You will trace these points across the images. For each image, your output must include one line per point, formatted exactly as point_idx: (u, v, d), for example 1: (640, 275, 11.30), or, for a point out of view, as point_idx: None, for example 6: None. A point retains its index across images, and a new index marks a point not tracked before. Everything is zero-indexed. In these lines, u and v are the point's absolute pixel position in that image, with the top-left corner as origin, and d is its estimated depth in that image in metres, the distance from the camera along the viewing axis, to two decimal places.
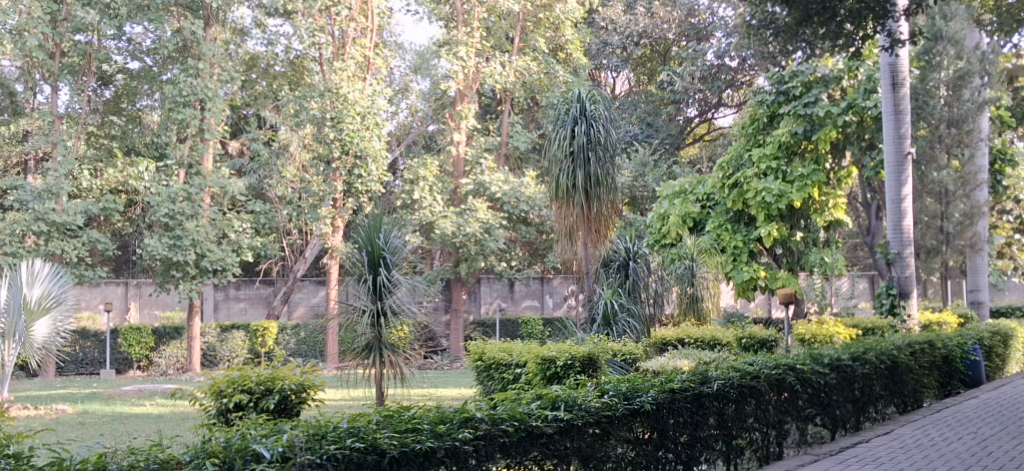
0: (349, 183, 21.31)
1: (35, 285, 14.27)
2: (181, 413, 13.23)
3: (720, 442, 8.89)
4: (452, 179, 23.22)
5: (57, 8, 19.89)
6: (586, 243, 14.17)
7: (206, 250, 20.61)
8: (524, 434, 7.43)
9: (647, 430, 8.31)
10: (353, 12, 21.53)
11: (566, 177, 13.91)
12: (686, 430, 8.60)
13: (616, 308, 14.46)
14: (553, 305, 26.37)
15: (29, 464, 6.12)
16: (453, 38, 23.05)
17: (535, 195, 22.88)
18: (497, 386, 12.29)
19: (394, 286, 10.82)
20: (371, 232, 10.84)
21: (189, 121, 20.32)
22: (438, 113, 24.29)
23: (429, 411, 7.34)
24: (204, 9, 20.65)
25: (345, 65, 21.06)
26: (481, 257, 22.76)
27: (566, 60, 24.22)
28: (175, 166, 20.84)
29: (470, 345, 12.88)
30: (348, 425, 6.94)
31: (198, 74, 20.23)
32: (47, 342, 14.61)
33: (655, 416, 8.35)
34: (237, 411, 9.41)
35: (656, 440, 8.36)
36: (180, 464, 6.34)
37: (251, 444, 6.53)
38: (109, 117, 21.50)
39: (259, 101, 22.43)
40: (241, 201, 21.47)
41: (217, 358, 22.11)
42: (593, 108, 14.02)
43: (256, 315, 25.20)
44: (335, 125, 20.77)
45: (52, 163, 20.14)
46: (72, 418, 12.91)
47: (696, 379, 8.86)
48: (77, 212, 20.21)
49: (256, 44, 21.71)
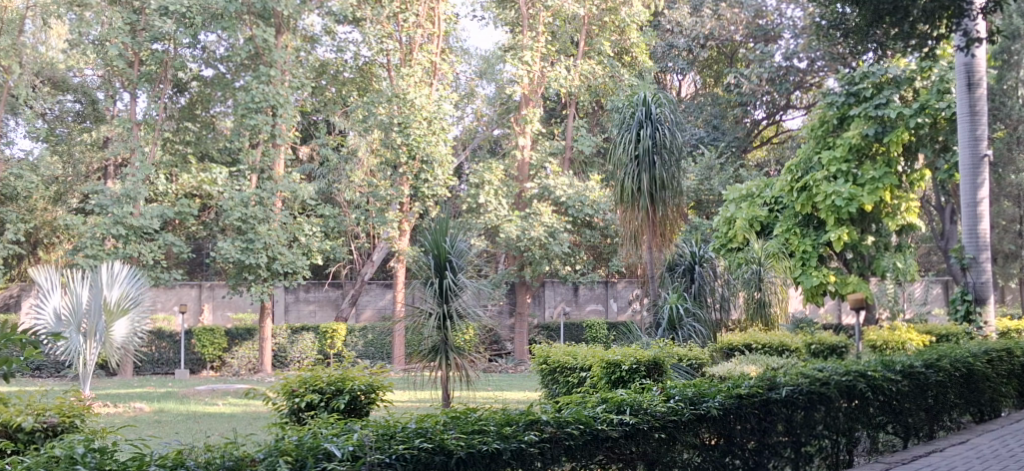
0: (416, 188, 21.49)
1: (114, 286, 14.65)
2: (254, 412, 13.52)
3: (788, 449, 8.87)
4: (517, 183, 23.40)
5: (137, 19, 20.50)
6: (651, 247, 14.17)
7: (277, 253, 21.02)
8: (589, 437, 7.49)
9: (714, 436, 8.33)
10: (421, 18, 21.74)
11: (631, 180, 13.93)
12: (753, 437, 8.61)
13: (681, 313, 14.49)
14: (617, 309, 26.46)
15: (112, 459, 6.31)
16: (518, 43, 23.24)
17: (599, 199, 22.95)
18: (562, 389, 12.37)
19: (460, 289, 10.96)
20: (437, 236, 11.02)
21: (261, 127, 20.71)
22: (503, 117, 24.34)
23: (495, 413, 7.45)
24: (276, 18, 21.07)
25: (411, 71, 21.25)
26: (546, 260, 22.84)
27: (631, 63, 24.25)
28: (248, 171, 21.40)
29: (535, 348, 12.94)
30: (416, 425, 7.08)
31: (270, 80, 20.69)
32: (126, 341, 15.04)
33: (721, 421, 8.37)
34: (308, 410, 9.61)
35: (722, 446, 8.38)
36: (254, 462, 6.49)
37: (323, 443, 6.68)
38: (184, 124, 22.20)
39: (329, 107, 22.88)
40: (312, 205, 21.85)
41: (288, 359, 22.55)
42: (659, 112, 14.05)
43: (325, 317, 25.61)
44: (403, 130, 20.97)
45: (131, 168, 20.68)
46: (149, 416, 13.26)
47: (765, 385, 8.86)
48: (154, 216, 20.69)
49: (326, 51, 22.08)
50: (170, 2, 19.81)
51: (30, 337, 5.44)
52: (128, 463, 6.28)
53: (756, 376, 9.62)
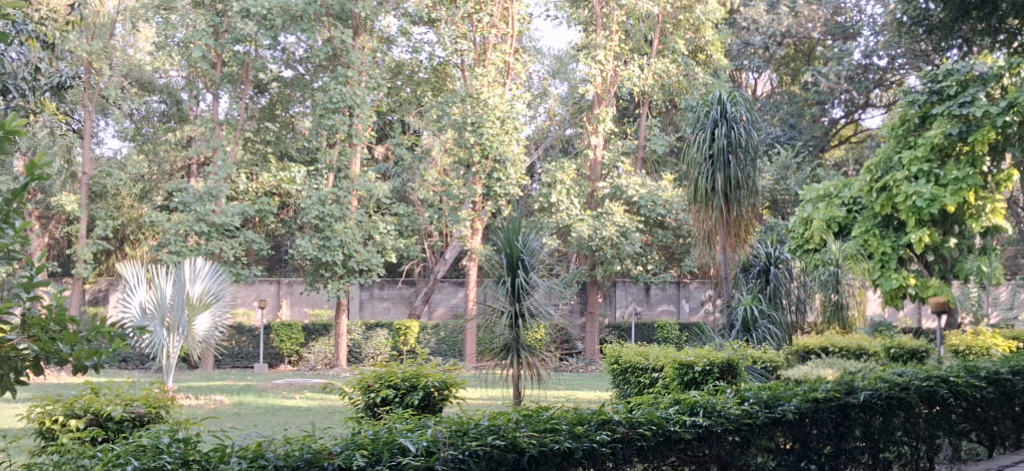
0: (489, 187, 21.55)
1: (197, 281, 15.10)
2: (330, 407, 13.78)
3: (865, 455, 8.79)
4: (590, 182, 23.47)
5: (219, 20, 21.00)
6: (725, 248, 14.11)
7: (353, 251, 21.41)
8: (662, 439, 7.50)
9: (789, 440, 8.30)
10: (494, 18, 21.73)
11: (705, 180, 13.85)
12: (830, 442, 8.56)
13: (756, 315, 14.37)
14: (689, 310, 26.49)
15: (195, 449, 6.24)
16: (592, 42, 23.27)
17: (672, 199, 22.77)
18: (633, 389, 12.40)
19: (532, 288, 11.02)
20: (510, 235, 11.12)
21: (339, 127, 21.08)
22: (575, 117, 24.31)
23: (568, 413, 7.51)
24: (353, 19, 21.41)
25: (485, 71, 21.31)
26: (617, 260, 22.87)
27: (705, 61, 24.08)
28: (325, 170, 21.78)
29: (606, 348, 13.00)
30: (489, 423, 7.12)
31: (348, 81, 21.08)
32: (207, 335, 15.47)
33: (797, 426, 8.34)
34: (384, 406, 9.80)
35: (798, 450, 8.35)
36: (332, 455, 6.44)
37: (397, 438, 6.71)
38: (264, 124, 22.80)
39: (404, 107, 23.21)
40: (386, 204, 22.20)
41: (362, 356, 22.94)
42: (734, 110, 13.95)
43: (399, 314, 25.93)
44: (476, 130, 21.08)
45: (213, 167, 21.17)
46: (229, 409, 13.61)
47: (842, 390, 8.79)
48: (235, 214, 21.09)
49: (401, 52, 22.42)
50: (251, 4, 20.15)
51: (119, 329, 5.31)
52: (210, 454, 6.22)
53: (833, 379, 9.56)
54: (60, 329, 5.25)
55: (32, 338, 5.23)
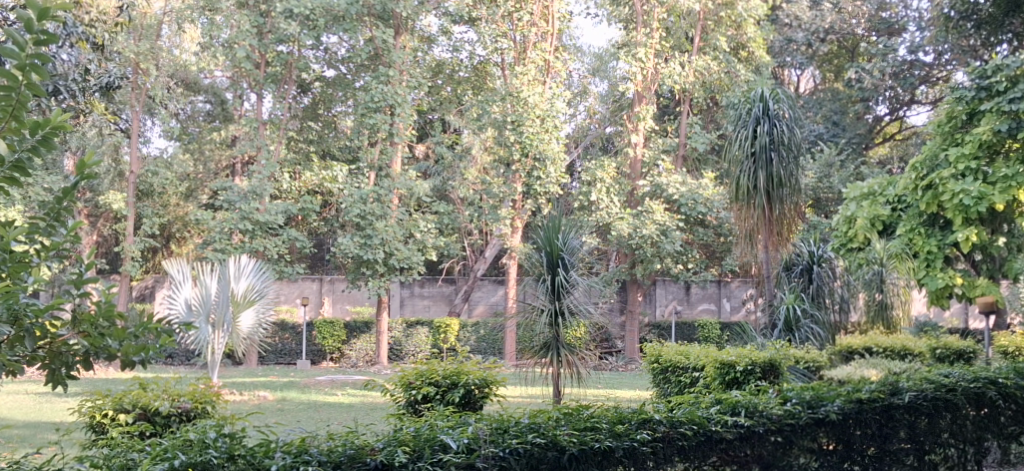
0: (529, 185, 21.59)
1: (241, 279, 15.26)
2: (371, 403, 13.89)
3: (911, 456, 8.66)
4: (630, 181, 23.43)
5: (263, 21, 21.17)
6: (767, 247, 13.98)
7: (394, 249, 21.54)
8: (704, 438, 7.51)
9: (832, 441, 8.27)
10: (534, 17, 21.80)
11: (747, 178, 13.78)
12: (874, 443, 8.50)
13: (799, 314, 14.25)
14: (729, 310, 26.44)
15: (240, 444, 6.24)
16: (632, 39, 23.21)
17: (714, 197, 22.70)
18: (673, 389, 12.39)
19: (572, 287, 10.97)
20: (550, 233, 11.02)
21: (380, 126, 21.25)
22: (615, 115, 24.27)
23: (608, 411, 7.53)
24: (395, 19, 21.52)
25: (525, 69, 21.32)
26: (657, 259, 22.83)
27: (747, 59, 23.97)
28: (367, 168, 21.93)
29: (646, 346, 13.02)
30: (529, 421, 7.16)
31: (389, 81, 21.18)
32: (251, 332, 15.65)
33: (840, 427, 8.30)
34: (425, 403, 9.88)
35: (841, 451, 8.31)
36: (374, 451, 6.49)
37: (439, 435, 6.71)
38: (307, 123, 23.04)
39: (444, 106, 23.36)
40: (427, 202, 22.36)
41: (403, 353, 23.10)
42: (777, 107, 13.87)
43: (439, 312, 26.06)
44: (516, 128, 21.09)
45: (257, 166, 21.40)
46: (272, 404, 13.77)
47: (887, 390, 8.71)
48: (279, 212, 21.29)
49: (442, 51, 22.55)
50: (293, 4, 20.31)
51: (166, 325, 5.38)
52: (255, 448, 6.25)
53: (878, 380, 9.48)
54: (109, 325, 5.30)
55: (82, 333, 5.30)
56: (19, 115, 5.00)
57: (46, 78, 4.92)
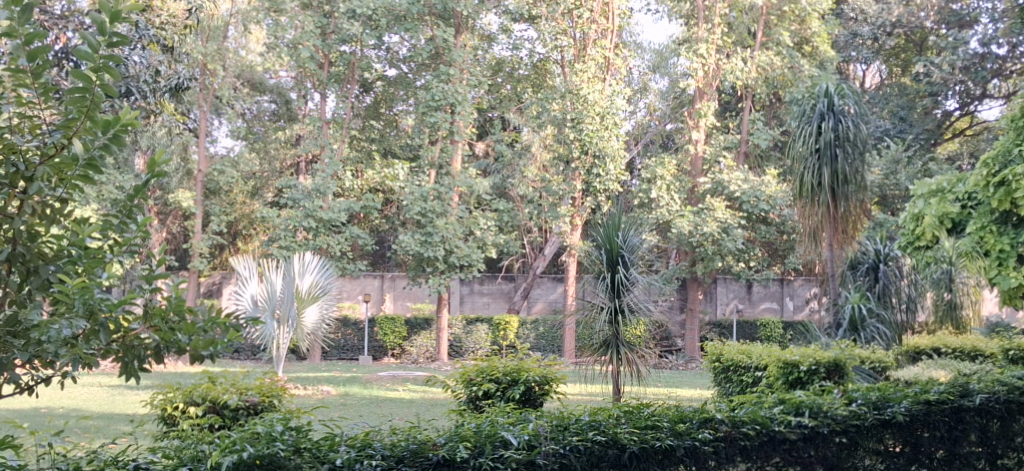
0: (589, 183, 21.59)
1: (306, 275, 15.50)
2: (432, 399, 14.04)
3: (982, 459, 8.46)
4: (690, 178, 23.33)
5: (326, 22, 21.45)
6: (832, 244, 13.82)
7: (454, 247, 21.67)
8: (767, 438, 7.49)
9: (899, 443, 8.15)
10: (594, 14, 21.55)
11: (812, 175, 13.64)
12: (943, 446, 8.31)
13: (864, 314, 14.06)
14: (793, 308, 26.09)
15: (306, 437, 6.35)
16: (694, 35, 23.07)
17: (776, 194, 22.36)
18: (735, 388, 12.36)
19: (631, 284, 10.94)
20: (610, 231, 11.01)
21: (441, 124, 21.40)
22: (676, 111, 24.28)
23: (669, 410, 7.52)
24: (455, 18, 21.69)
25: (585, 67, 21.24)
26: (718, 257, 22.71)
27: (812, 53, 23.78)
28: (427, 166, 22.13)
29: (708, 345, 13.02)
30: (589, 418, 7.19)
31: (450, 79, 21.36)
32: (315, 327, 15.89)
33: (907, 429, 8.18)
34: (486, 399, 9.95)
35: (908, 453, 8.17)
36: (436, 446, 6.54)
37: (499, 431, 6.76)
38: (369, 122, 23.51)
39: (504, 104, 23.61)
40: (487, 200, 22.54)
41: (463, 349, 23.27)
42: (841, 103, 13.72)
43: (498, 309, 26.19)
44: (576, 126, 20.98)
45: (320, 165, 21.70)
46: (335, 399, 13.99)
47: (957, 392, 8.53)
48: (341, 210, 21.54)
49: (502, 50, 22.66)
50: (357, 5, 20.62)
51: (233, 320, 5.54)
52: (320, 442, 6.39)
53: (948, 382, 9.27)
54: (179, 320, 5.46)
55: (153, 328, 5.45)
56: (93, 115, 5.16)
57: (118, 79, 5.08)
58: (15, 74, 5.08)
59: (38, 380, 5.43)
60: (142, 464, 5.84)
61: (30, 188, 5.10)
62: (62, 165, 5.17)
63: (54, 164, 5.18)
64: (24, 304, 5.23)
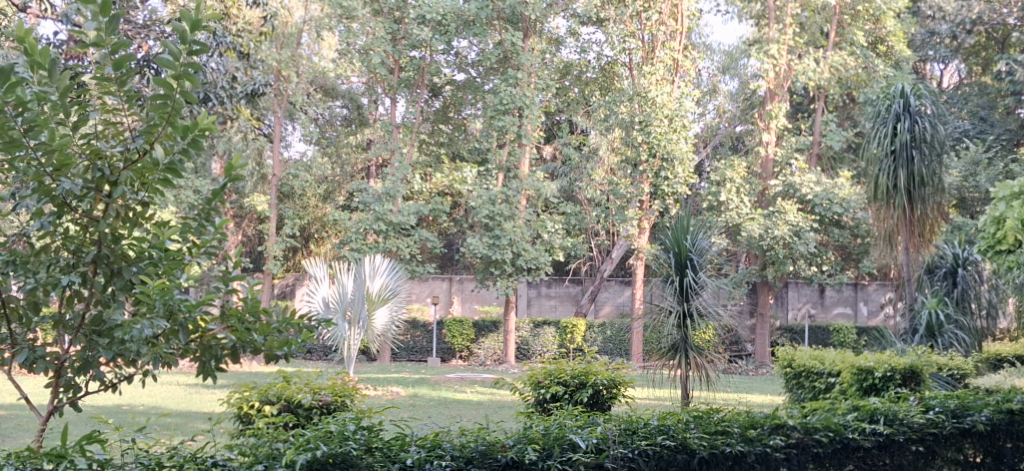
0: (657, 185, 21.51)
1: (376, 277, 15.67)
2: (500, 401, 14.13)
3: None
4: (761, 180, 23.09)
5: (397, 28, 21.66)
6: (907, 248, 13.59)
7: (522, 250, 21.78)
8: (840, 446, 7.42)
9: (979, 453, 8.02)
10: (664, 15, 21.28)
11: (887, 177, 13.43)
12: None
13: (941, 319, 13.76)
14: (867, 313, 25.81)
15: (377, 437, 6.45)
16: (765, 36, 22.80)
17: (850, 196, 22.06)
18: (808, 394, 12.23)
19: (700, 288, 10.84)
20: (678, 234, 10.92)
21: (509, 128, 21.54)
22: (745, 114, 24.06)
23: (739, 415, 7.46)
24: (524, 22, 21.80)
25: (653, 68, 21.04)
26: (789, 260, 22.46)
27: (886, 53, 23.42)
28: (496, 170, 22.30)
29: (779, 350, 12.90)
30: (658, 422, 7.16)
31: (518, 83, 21.47)
32: (385, 329, 16.07)
33: (988, 439, 8.04)
34: (553, 401, 10.00)
35: (989, 464, 8.03)
36: (505, 448, 6.60)
37: (568, 434, 6.78)
38: (438, 126, 23.71)
39: (572, 107, 23.72)
40: (554, 203, 22.59)
41: (530, 352, 23.33)
42: (918, 103, 13.50)
43: (566, 312, 26.27)
44: (644, 129, 21.04)
45: (390, 168, 21.94)
46: (405, 400, 14.14)
47: None
48: (410, 213, 21.74)
49: (569, 53, 22.82)
50: (426, 10, 20.82)
51: (307, 321, 5.68)
52: (391, 442, 6.48)
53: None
54: (255, 320, 5.61)
55: (229, 328, 5.59)
56: (174, 121, 5.31)
57: (198, 85, 5.21)
58: (102, 82, 5.29)
59: (121, 378, 5.60)
60: (220, 461, 6.00)
61: (115, 192, 5.27)
62: (145, 170, 5.35)
63: (137, 169, 5.34)
64: (109, 304, 5.41)
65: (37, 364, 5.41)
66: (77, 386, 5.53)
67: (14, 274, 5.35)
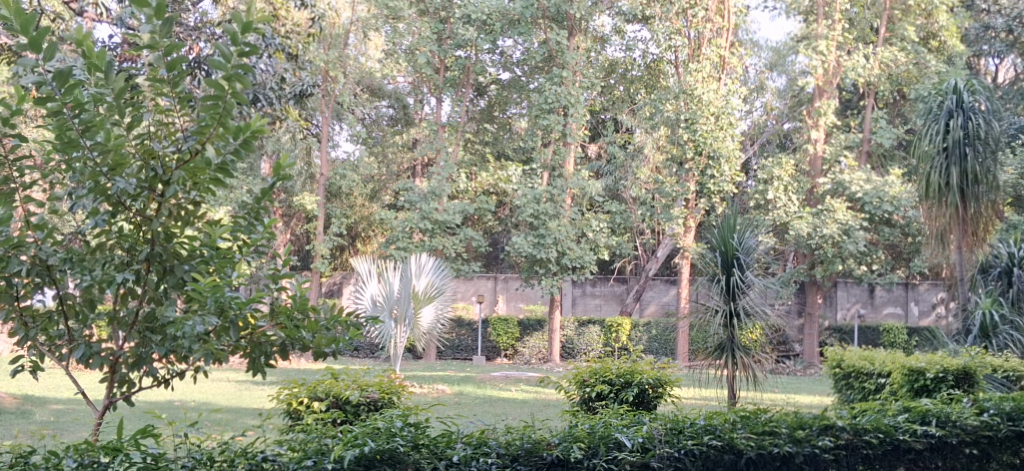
0: (702, 184, 21.46)
1: (422, 276, 15.76)
2: (545, 400, 14.13)
3: None
4: (809, 178, 22.89)
5: (443, 27, 21.78)
6: (960, 247, 13.39)
7: (566, 249, 21.75)
8: (890, 447, 7.34)
9: None
10: (710, 12, 21.21)
11: (939, 175, 13.25)
12: None
13: (996, 320, 13.49)
14: (918, 313, 25.57)
15: (424, 433, 6.49)
16: (814, 32, 22.51)
17: (901, 195, 21.74)
18: (857, 395, 12.12)
19: (747, 287, 10.76)
20: (724, 233, 10.85)
21: (553, 126, 21.58)
22: (794, 110, 23.88)
23: (787, 415, 7.40)
24: (568, 21, 21.84)
25: (699, 66, 20.87)
26: (839, 259, 22.22)
27: (939, 48, 23.18)
28: (541, 168, 22.28)
29: (827, 351, 12.80)
30: (704, 422, 7.12)
31: (563, 81, 21.48)
32: (431, 327, 16.15)
33: None
34: (599, 400, 10.01)
35: None
36: (550, 446, 6.62)
37: (613, 432, 6.78)
38: (483, 125, 23.87)
39: (617, 105, 23.64)
40: (599, 202, 22.56)
41: (575, 351, 23.27)
42: (972, 99, 13.28)
43: (611, 311, 26.28)
44: (690, 127, 20.90)
45: (436, 167, 22.03)
46: (450, 398, 14.21)
47: None
48: (456, 212, 21.84)
49: (614, 51, 22.73)
50: (472, 10, 20.90)
51: (354, 319, 5.74)
52: (437, 439, 6.52)
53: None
54: (303, 317, 5.68)
55: (279, 325, 5.68)
56: (225, 121, 5.38)
57: (248, 86, 5.28)
58: (156, 84, 5.40)
59: (173, 374, 5.70)
60: (270, 456, 6.08)
61: (167, 192, 5.37)
62: (197, 169, 5.41)
63: (189, 169, 5.41)
64: (162, 301, 5.52)
65: (93, 359, 5.53)
66: (131, 381, 5.64)
67: (71, 272, 5.49)
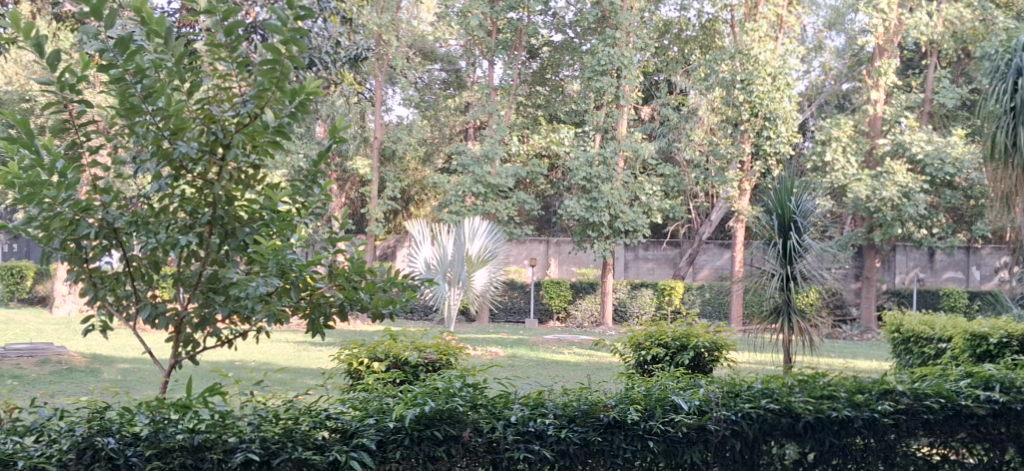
0: (758, 145, 21.22)
1: (476, 239, 15.78)
2: (599, 363, 14.14)
3: None
4: (868, 139, 22.50)
5: None
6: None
7: (620, 212, 21.70)
8: (952, 412, 7.11)
9: None
10: None
11: (1005, 135, 12.91)
12: None
13: None
14: (979, 278, 25.14)
15: (482, 394, 6.54)
16: None
17: (964, 156, 21.25)
18: (916, 359, 11.97)
19: (804, 251, 10.61)
20: (781, 196, 10.68)
21: (606, 89, 21.40)
22: (853, 70, 23.59)
23: (846, 380, 7.31)
24: None
25: (756, 26, 20.74)
26: (898, 222, 21.87)
27: (1009, 3, 22.38)
28: (594, 131, 22.15)
29: (886, 316, 12.67)
30: (762, 386, 7.10)
31: (615, 43, 21.38)
32: (485, 290, 16.22)
33: None
34: (654, 363, 9.98)
35: None
36: (607, 408, 6.61)
37: (670, 395, 6.78)
38: (536, 88, 23.76)
39: (671, 67, 23.11)
40: (653, 165, 22.39)
41: (628, 314, 23.18)
42: None
43: (663, 275, 26.24)
44: (745, 88, 20.70)
45: (489, 130, 22.05)
46: (505, 360, 14.29)
47: None
48: (508, 176, 21.92)
49: (669, 11, 22.59)
50: None
51: (410, 280, 5.77)
52: (496, 400, 6.57)
53: None
54: (361, 279, 5.71)
55: (337, 286, 5.71)
56: (282, 86, 5.39)
57: (305, 49, 5.27)
58: (214, 49, 5.45)
59: (237, 334, 5.77)
60: (333, 414, 6.17)
61: (227, 155, 5.40)
62: (256, 133, 5.43)
63: (248, 133, 5.44)
64: (224, 263, 5.59)
65: (159, 320, 5.63)
66: (196, 341, 5.73)
67: (136, 234, 5.56)
